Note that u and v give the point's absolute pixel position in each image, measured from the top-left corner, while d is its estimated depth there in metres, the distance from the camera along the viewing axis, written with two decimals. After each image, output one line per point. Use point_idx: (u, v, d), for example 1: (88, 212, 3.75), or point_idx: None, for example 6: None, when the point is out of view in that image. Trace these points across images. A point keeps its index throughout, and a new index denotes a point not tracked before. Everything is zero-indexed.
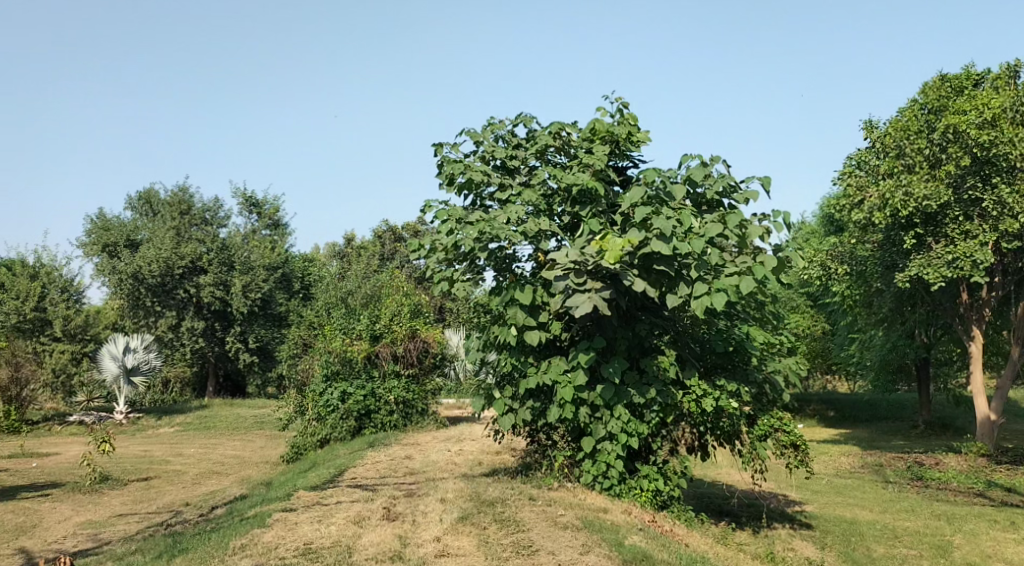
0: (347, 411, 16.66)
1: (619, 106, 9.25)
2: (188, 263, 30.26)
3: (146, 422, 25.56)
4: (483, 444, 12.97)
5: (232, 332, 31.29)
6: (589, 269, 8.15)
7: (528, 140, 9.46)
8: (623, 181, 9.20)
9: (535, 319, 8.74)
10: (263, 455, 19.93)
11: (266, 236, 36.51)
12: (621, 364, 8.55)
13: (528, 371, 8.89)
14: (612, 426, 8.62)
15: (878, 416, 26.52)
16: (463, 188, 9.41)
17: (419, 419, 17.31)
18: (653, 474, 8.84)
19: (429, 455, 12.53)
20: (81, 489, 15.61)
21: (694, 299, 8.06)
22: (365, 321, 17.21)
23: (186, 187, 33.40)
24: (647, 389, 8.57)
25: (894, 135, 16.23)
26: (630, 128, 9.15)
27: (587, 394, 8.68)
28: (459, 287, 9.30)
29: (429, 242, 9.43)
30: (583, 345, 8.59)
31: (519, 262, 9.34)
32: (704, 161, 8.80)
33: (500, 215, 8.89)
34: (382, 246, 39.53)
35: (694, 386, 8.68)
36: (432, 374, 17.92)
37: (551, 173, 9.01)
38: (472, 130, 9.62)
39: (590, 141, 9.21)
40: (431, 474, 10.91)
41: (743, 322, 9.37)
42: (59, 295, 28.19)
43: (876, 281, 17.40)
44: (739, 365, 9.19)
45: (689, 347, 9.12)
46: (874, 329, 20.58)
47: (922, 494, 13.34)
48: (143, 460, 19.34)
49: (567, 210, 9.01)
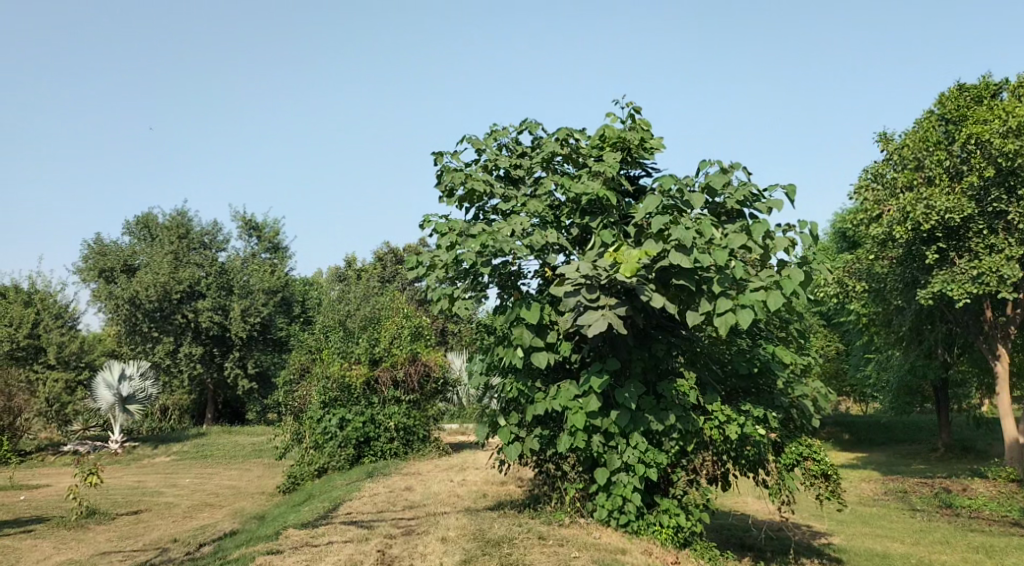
0: (345, 439, 15.95)
1: (631, 110, 8.60)
2: (186, 288, 29.69)
3: (142, 451, 24.77)
4: (488, 475, 12.23)
5: (230, 358, 30.55)
6: (602, 284, 7.44)
7: (534, 148, 8.80)
8: (636, 190, 8.53)
9: (543, 340, 8.06)
10: (259, 485, 19.20)
11: (265, 259, 35.96)
12: (637, 388, 7.83)
13: (535, 397, 8.18)
14: (628, 456, 7.89)
15: (895, 439, 25.71)
16: (464, 199, 8.78)
17: (421, 446, 16.60)
18: (673, 509, 8.08)
19: (430, 487, 11.78)
20: (66, 524, 14.85)
21: (718, 316, 7.34)
22: (364, 344, 16.55)
23: (184, 211, 32.91)
24: (666, 415, 7.86)
25: (912, 147, 15.49)
26: (643, 134, 8.49)
27: (601, 421, 7.96)
28: (460, 306, 8.63)
29: (428, 257, 8.78)
30: (595, 367, 7.88)
31: (525, 278, 8.68)
32: (724, 167, 8.07)
33: (503, 227, 8.22)
34: (383, 268, 38.94)
35: (716, 411, 7.99)
36: (433, 400, 17.22)
37: (558, 183, 8.35)
38: (473, 136, 8.98)
39: (600, 148, 8.53)
40: (431, 508, 10.16)
41: (767, 341, 8.69)
42: (53, 322, 27.52)
43: (896, 298, 16.61)
44: (764, 388, 8.50)
45: (709, 369, 8.43)
46: (892, 349, 19.85)
47: (954, 524, 12.53)
48: (134, 492, 18.59)
49: (575, 222, 8.34)
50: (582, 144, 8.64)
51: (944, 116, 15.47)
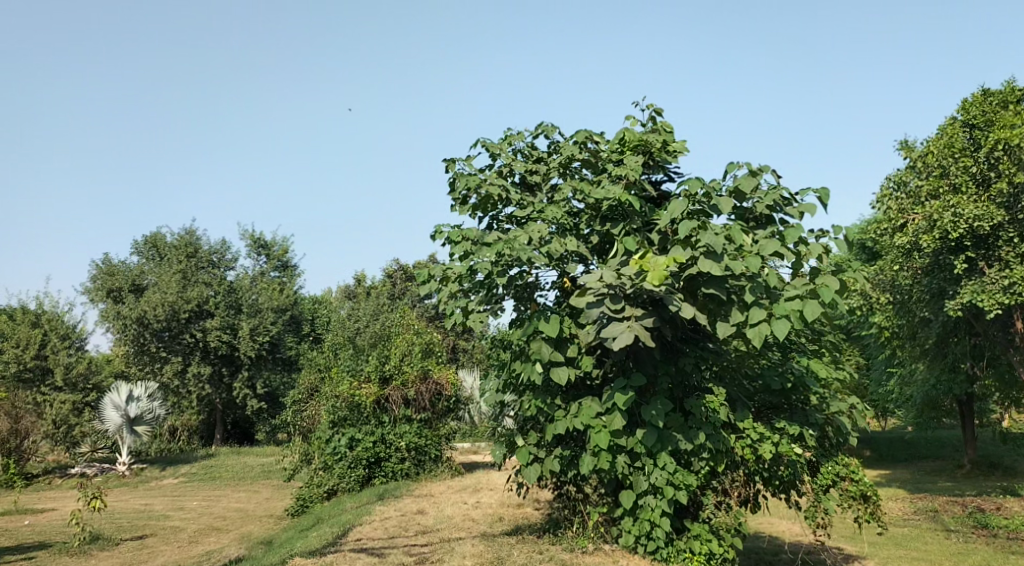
0: (356, 459, 15.52)
1: (653, 112, 8.15)
2: (194, 307, 29.29)
3: (150, 473, 24.31)
4: (503, 497, 11.74)
5: (239, 378, 30.04)
6: (627, 294, 6.94)
7: (551, 153, 8.38)
8: (659, 196, 8.08)
9: (563, 354, 7.62)
10: (267, 508, 18.71)
11: (274, 277, 35.68)
12: (664, 405, 7.35)
13: (555, 415, 7.72)
14: (656, 478, 7.40)
15: (918, 456, 25.02)
16: (478, 207, 8.37)
17: (432, 466, 16.04)
18: (704, 534, 7.57)
19: (443, 510, 11.29)
20: (68, 551, 14.41)
21: (751, 327, 6.88)
22: (374, 362, 16.09)
23: (192, 230, 32.59)
24: (695, 434, 7.39)
25: (937, 153, 14.92)
26: (666, 136, 8.03)
27: (626, 440, 7.48)
28: (475, 319, 8.18)
29: (440, 270, 8.36)
30: (619, 384, 7.41)
31: (542, 289, 8.26)
32: (752, 168, 7.55)
33: (520, 235, 7.79)
34: (393, 285, 38.52)
35: (748, 429, 7.55)
36: (445, 418, 16.65)
37: (577, 189, 7.91)
38: (486, 140, 8.56)
39: (619, 152, 8.09)
40: (445, 533, 9.69)
41: (800, 354, 8.20)
42: (60, 342, 26.97)
43: (923, 310, 16.07)
44: (797, 404, 8.02)
45: (738, 384, 7.98)
46: (916, 363, 19.24)
47: (993, 546, 11.94)
48: (140, 515, 18.16)
49: (595, 229, 7.89)
50: (601, 148, 8.20)
51: (969, 123, 14.86)
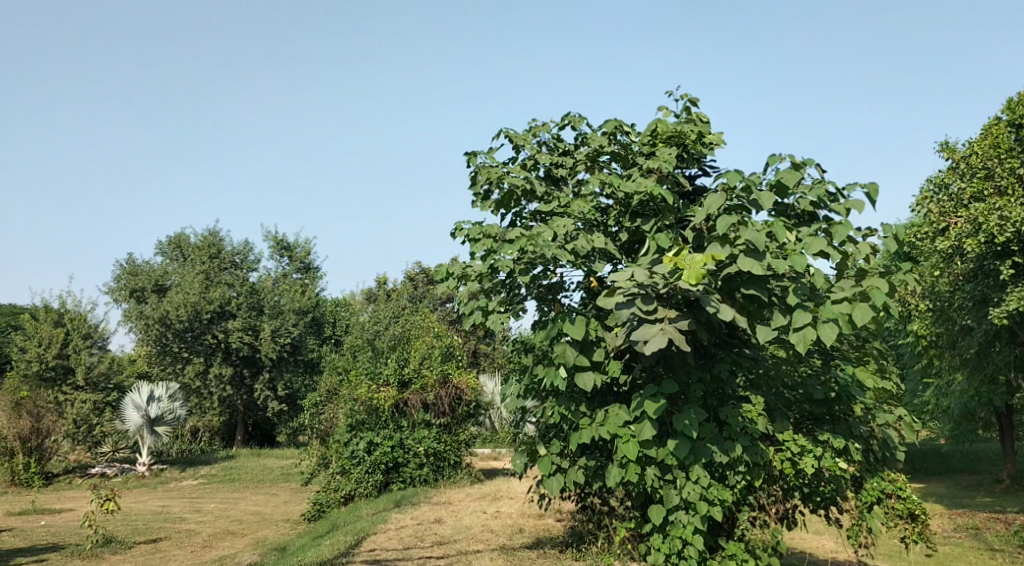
0: (374, 464, 15.10)
1: (687, 102, 7.60)
2: (216, 308, 29.06)
3: (170, 474, 24.04)
4: (523, 507, 11.28)
5: (261, 380, 29.84)
6: (660, 294, 6.39)
7: (578, 145, 7.89)
8: (692, 191, 7.55)
9: (589, 359, 7.13)
10: (285, 513, 18.35)
11: (296, 279, 35.51)
12: (698, 414, 6.84)
13: (580, 423, 7.23)
14: (688, 492, 6.88)
15: (953, 469, 24.24)
16: (501, 203, 7.91)
17: (452, 472, 15.62)
18: (741, 554, 7.01)
19: (461, 520, 10.83)
20: (80, 554, 14.09)
21: (794, 332, 6.34)
22: (393, 365, 15.64)
23: (216, 231, 32.38)
24: (731, 446, 6.87)
25: (982, 153, 14.21)
26: (701, 127, 7.48)
27: (656, 451, 6.97)
28: (496, 321, 7.71)
29: (460, 267, 7.89)
30: (650, 391, 6.90)
31: (566, 290, 7.79)
32: (795, 162, 7.01)
33: (544, 230, 7.29)
34: (415, 288, 38.19)
35: (788, 442, 7.07)
36: (465, 423, 16.18)
37: (605, 183, 7.41)
38: (510, 131, 8.09)
39: (651, 144, 7.57)
40: (462, 546, 9.21)
41: (843, 363, 7.64)
42: (83, 342, 26.79)
43: (966, 317, 15.34)
44: (841, 416, 7.44)
45: (776, 393, 7.44)
46: (955, 373, 18.53)
47: None
48: (156, 518, 17.86)
49: (624, 225, 7.39)
50: (632, 140, 7.68)
51: (1014, 122, 14.23)
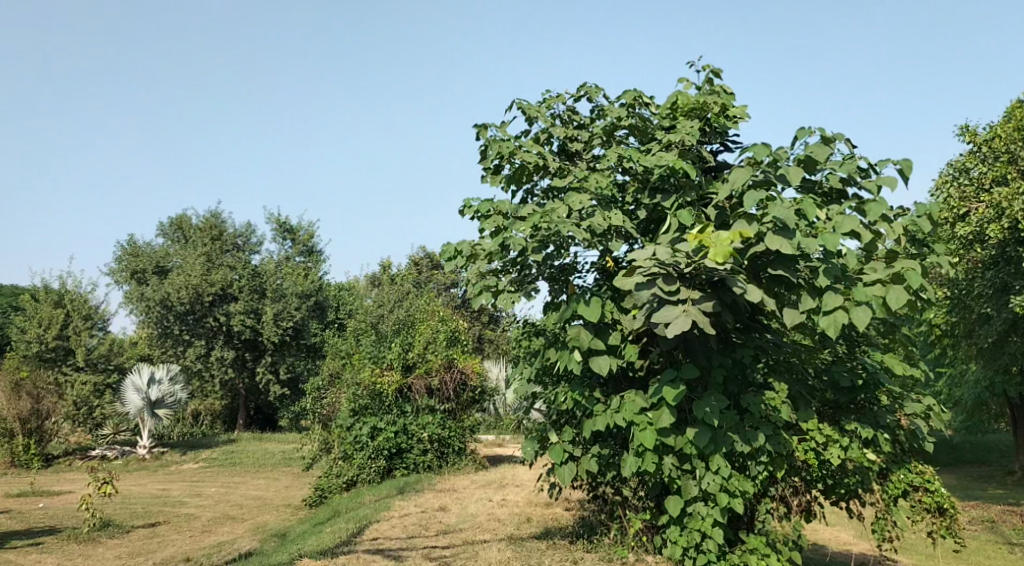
0: (377, 449, 14.79)
1: (709, 73, 7.22)
2: (217, 290, 28.77)
3: (171, 457, 23.77)
4: (531, 496, 10.95)
5: (262, 363, 29.57)
6: (683, 274, 6.02)
7: (594, 117, 7.51)
8: (715, 166, 7.18)
9: (604, 342, 6.78)
10: (286, 498, 18.07)
11: (299, 262, 35.19)
12: (720, 401, 6.48)
13: (594, 410, 6.88)
14: (708, 483, 6.55)
15: (963, 460, 23.87)
16: (512, 178, 7.54)
17: (456, 459, 15.33)
18: (762, 548, 6.68)
19: (467, 508, 10.51)
20: (77, 537, 13.81)
21: (825, 315, 5.95)
22: (397, 349, 15.28)
23: (218, 213, 32.00)
24: (754, 435, 6.53)
25: (1007, 136, 13.75)
26: (725, 99, 7.09)
27: (675, 439, 6.63)
28: (506, 302, 7.34)
29: (468, 246, 7.53)
30: (669, 376, 6.54)
31: (579, 270, 7.44)
32: (825, 136, 6.63)
33: (559, 206, 6.92)
34: (419, 272, 37.87)
35: (812, 432, 6.74)
36: (470, 409, 15.91)
37: (623, 157, 7.03)
38: (522, 102, 7.70)
39: (672, 117, 7.18)
40: (468, 535, 8.88)
41: (869, 349, 7.30)
42: (83, 323, 26.49)
43: (985, 305, 14.92)
44: (866, 405, 7.09)
45: (799, 381, 7.11)
46: (970, 363, 18.15)
47: None
48: (156, 501, 17.58)
49: (642, 202, 7.02)
50: (651, 112, 7.31)
51: None
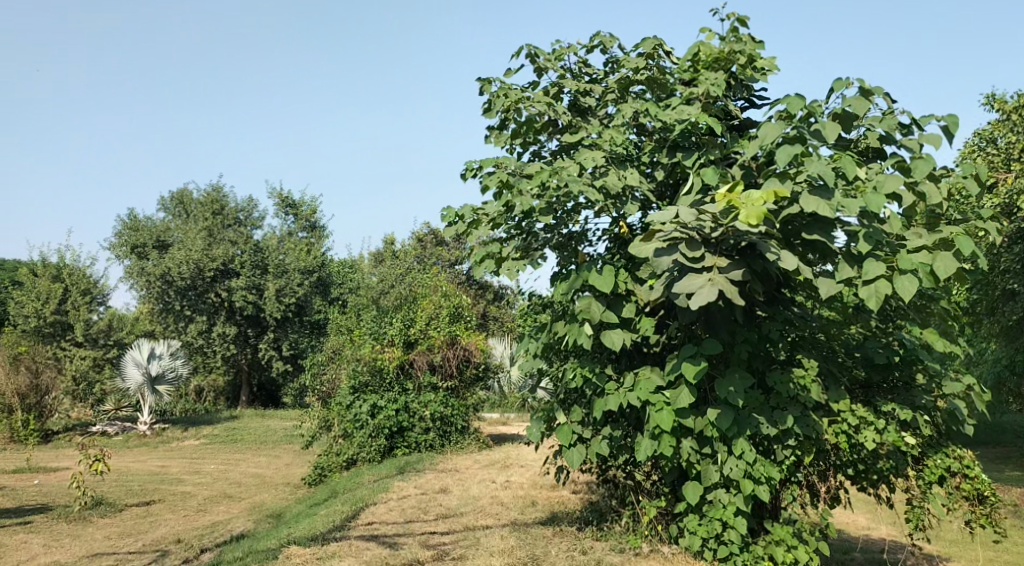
0: (377, 428, 14.26)
1: (735, 21, 6.59)
2: (219, 265, 28.20)
3: (172, 434, 23.33)
4: (536, 478, 10.45)
5: (266, 339, 29.14)
6: (708, 239, 5.43)
7: (609, 70, 6.91)
8: (739, 125, 6.59)
9: (617, 315, 6.21)
10: (285, 476, 17.63)
11: (302, 238, 34.66)
12: (744, 379, 5.92)
13: (606, 388, 6.32)
14: (731, 469, 5.99)
15: (978, 441, 23.35)
16: (519, 135, 6.93)
17: (459, 438, 14.76)
18: (789, 539, 6.12)
19: (469, 490, 9.99)
20: (66, 516, 13.36)
21: (866, 285, 5.36)
22: (398, 324, 14.76)
23: (220, 187, 31.40)
24: (781, 416, 5.98)
25: None
26: (752, 49, 6.47)
27: (694, 420, 6.07)
28: (510, 271, 6.75)
29: (471, 210, 6.93)
30: (688, 351, 5.96)
31: (589, 238, 6.87)
32: (865, 88, 6.00)
33: (569, 164, 6.32)
34: (424, 249, 37.36)
35: (844, 413, 6.18)
36: (473, 387, 15.41)
37: (639, 111, 6.43)
38: (531, 51, 7.08)
39: (694, 68, 6.56)
40: (469, 520, 8.34)
41: (906, 323, 6.70)
42: (82, 298, 26.00)
43: (1012, 281, 14.29)
44: (901, 384, 6.57)
45: (828, 357, 6.55)
46: (990, 341, 17.57)
47: None
48: (152, 479, 17.15)
49: (660, 161, 6.42)
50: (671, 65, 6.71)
51: None
